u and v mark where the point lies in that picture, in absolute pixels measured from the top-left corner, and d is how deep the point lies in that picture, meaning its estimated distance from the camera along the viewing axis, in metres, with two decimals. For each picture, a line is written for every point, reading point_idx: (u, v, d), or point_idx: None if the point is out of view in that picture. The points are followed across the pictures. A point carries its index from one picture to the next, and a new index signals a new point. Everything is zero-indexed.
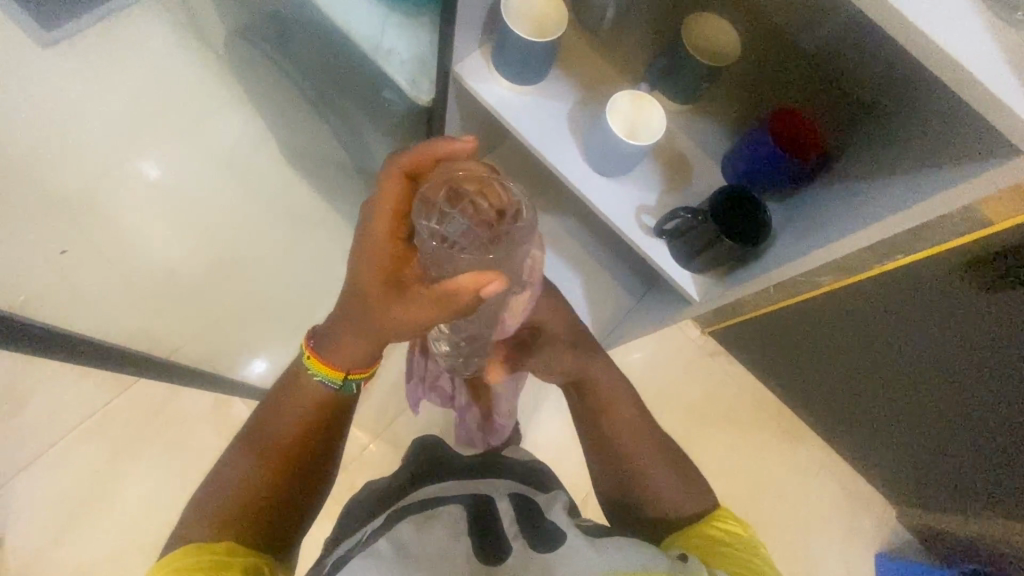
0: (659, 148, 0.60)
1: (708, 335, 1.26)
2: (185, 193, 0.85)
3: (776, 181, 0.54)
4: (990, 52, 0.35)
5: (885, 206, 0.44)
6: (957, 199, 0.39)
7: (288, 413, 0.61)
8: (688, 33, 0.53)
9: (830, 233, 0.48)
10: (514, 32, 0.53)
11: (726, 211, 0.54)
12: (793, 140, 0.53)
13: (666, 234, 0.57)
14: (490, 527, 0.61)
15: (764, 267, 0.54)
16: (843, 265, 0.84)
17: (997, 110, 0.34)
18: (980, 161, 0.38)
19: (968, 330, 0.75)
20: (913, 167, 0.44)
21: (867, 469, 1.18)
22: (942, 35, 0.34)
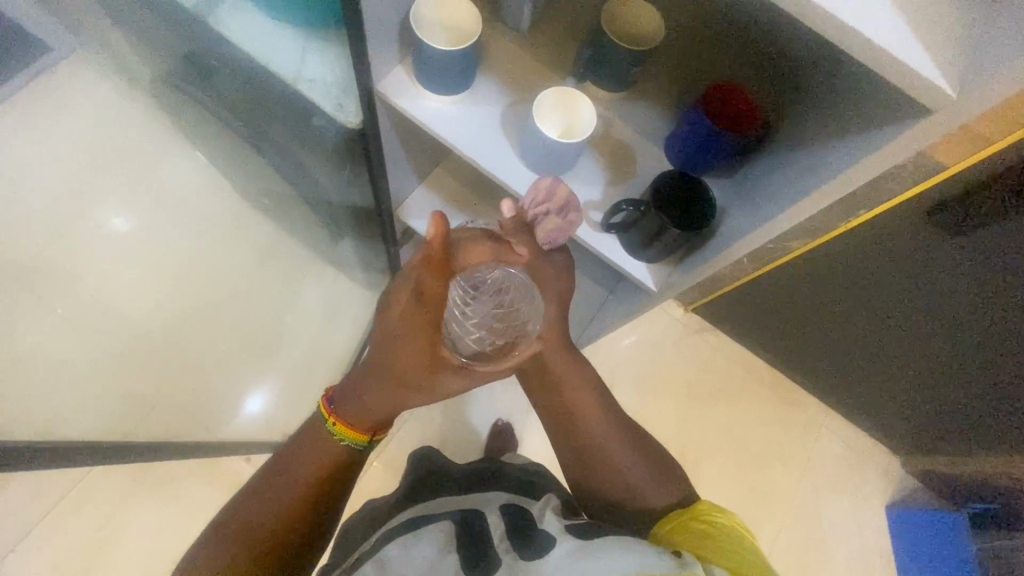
0: (599, 140, 0.58)
1: (693, 312, 1.25)
2: (153, 240, 0.88)
3: (716, 161, 0.53)
4: (888, 16, 0.34)
5: (823, 174, 0.43)
6: (883, 161, 0.39)
7: (293, 472, 0.56)
8: (608, 22, 0.50)
9: (770, 208, 0.48)
10: (428, 45, 0.51)
11: (672, 196, 0.53)
12: (732, 116, 0.51)
13: (615, 228, 0.55)
14: (479, 540, 0.61)
15: (717, 248, 0.53)
16: (810, 228, 0.83)
17: (909, 76, 0.34)
18: (903, 121, 0.37)
19: (942, 272, 0.75)
20: (843, 131, 0.43)
21: (866, 422, 1.18)
22: (837, 10, 0.34)
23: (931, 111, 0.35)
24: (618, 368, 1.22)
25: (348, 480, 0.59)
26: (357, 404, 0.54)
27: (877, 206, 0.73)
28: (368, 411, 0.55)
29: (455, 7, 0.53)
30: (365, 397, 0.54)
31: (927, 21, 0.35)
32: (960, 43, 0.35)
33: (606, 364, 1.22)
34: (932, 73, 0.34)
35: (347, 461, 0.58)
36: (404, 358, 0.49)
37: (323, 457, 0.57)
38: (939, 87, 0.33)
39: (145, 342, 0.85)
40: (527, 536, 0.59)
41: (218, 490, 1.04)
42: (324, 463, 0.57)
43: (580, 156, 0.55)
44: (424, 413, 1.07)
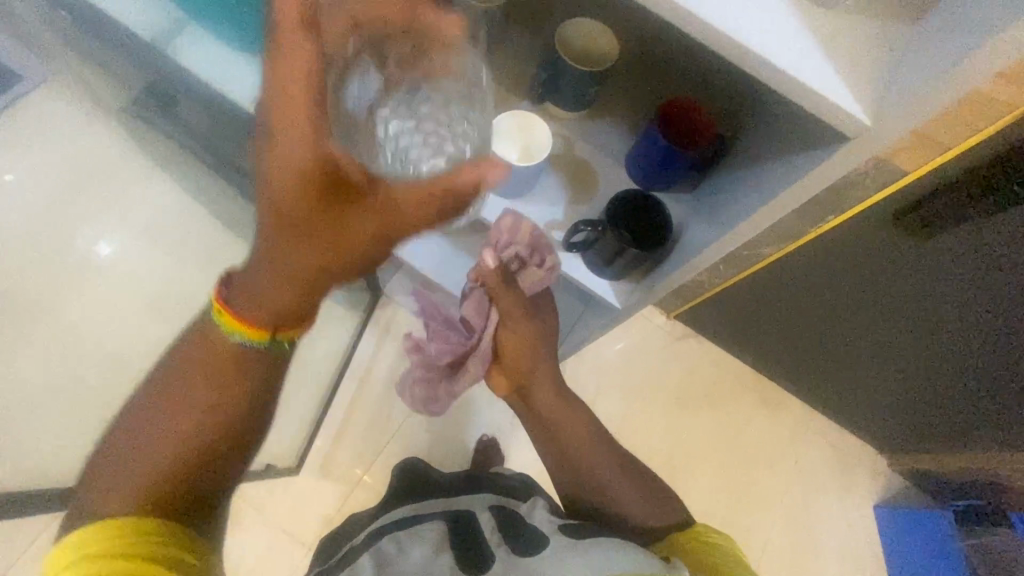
0: (559, 158, 0.57)
1: (674, 319, 1.25)
2: (129, 262, 0.87)
3: (673, 177, 0.52)
4: (807, 48, 0.36)
5: (767, 194, 0.44)
6: (815, 182, 0.41)
7: (187, 385, 0.49)
8: (564, 45, 0.51)
9: (722, 226, 0.49)
10: None
11: (629, 216, 0.53)
12: (684, 136, 0.52)
13: (576, 247, 0.55)
14: (471, 537, 0.64)
15: (675, 264, 0.54)
16: (781, 234, 0.83)
17: (828, 107, 0.36)
18: (829, 146, 0.39)
19: (911, 273, 0.76)
20: (782, 154, 0.44)
21: (850, 423, 1.18)
22: (759, 45, 0.36)
23: (851, 138, 0.37)
24: (602, 378, 1.22)
25: (266, 381, 0.52)
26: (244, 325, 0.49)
27: (845, 212, 0.73)
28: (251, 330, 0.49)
29: None
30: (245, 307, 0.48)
31: (846, 54, 0.37)
32: (877, 71, 0.37)
33: (590, 375, 1.22)
34: (849, 104, 0.36)
35: (259, 361, 0.50)
36: (281, 203, 0.43)
37: (223, 360, 0.49)
38: (854, 118, 0.36)
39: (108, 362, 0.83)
40: (518, 534, 0.63)
41: None
42: (217, 366, 0.49)
43: (540, 177, 0.55)
44: (407, 432, 1.06)
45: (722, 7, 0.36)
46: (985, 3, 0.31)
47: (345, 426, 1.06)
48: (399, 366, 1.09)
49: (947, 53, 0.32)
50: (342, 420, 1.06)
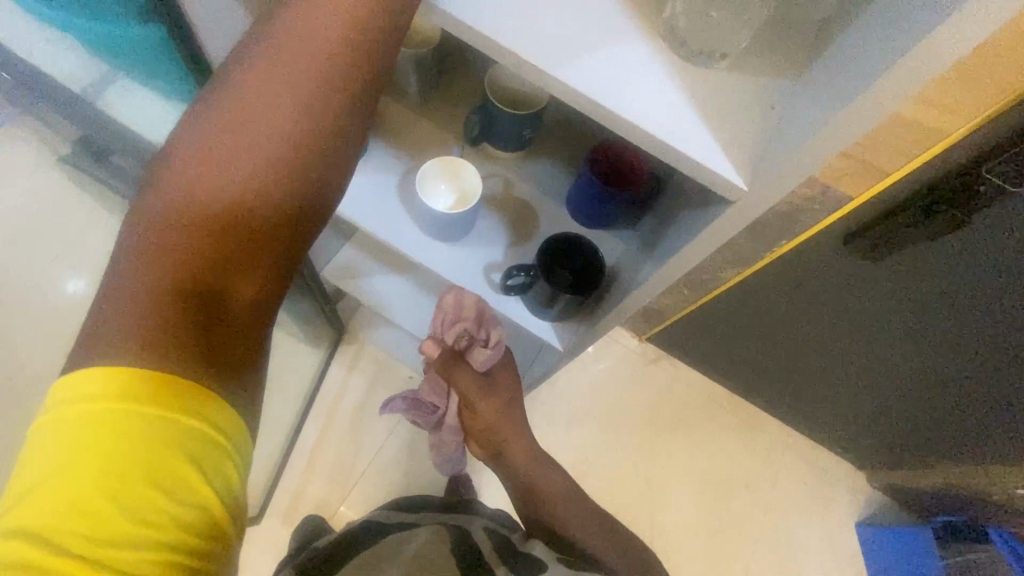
0: (499, 200, 0.56)
1: (646, 342, 1.24)
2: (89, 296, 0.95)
3: (610, 216, 0.53)
4: (688, 113, 0.37)
5: (683, 241, 0.44)
6: (719, 233, 0.40)
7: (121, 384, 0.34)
8: (491, 90, 0.50)
9: (647, 271, 0.48)
10: None
11: (562, 260, 0.52)
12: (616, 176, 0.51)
13: (511, 290, 0.55)
14: (475, 556, 0.77)
15: (608, 309, 0.53)
16: (738, 258, 0.83)
17: (714, 168, 0.36)
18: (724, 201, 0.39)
19: (868, 293, 0.76)
20: (696, 204, 0.44)
21: (827, 440, 1.18)
22: (636, 114, 0.36)
23: (735, 199, 0.37)
24: (576, 405, 1.20)
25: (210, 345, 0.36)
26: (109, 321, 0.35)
27: (797, 237, 0.73)
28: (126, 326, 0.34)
29: None
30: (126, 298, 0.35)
31: (736, 112, 0.37)
32: (762, 131, 0.37)
33: (564, 403, 1.20)
34: (728, 169, 0.36)
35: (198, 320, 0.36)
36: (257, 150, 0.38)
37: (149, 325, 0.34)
38: (730, 181, 0.36)
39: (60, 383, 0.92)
40: (515, 559, 0.77)
41: None
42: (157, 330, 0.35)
43: (473, 220, 0.54)
44: (376, 472, 1.04)
45: (600, 77, 0.37)
46: (856, 59, 0.31)
47: (312, 467, 1.03)
48: (366, 404, 1.07)
49: (816, 116, 0.32)
50: (309, 461, 1.04)
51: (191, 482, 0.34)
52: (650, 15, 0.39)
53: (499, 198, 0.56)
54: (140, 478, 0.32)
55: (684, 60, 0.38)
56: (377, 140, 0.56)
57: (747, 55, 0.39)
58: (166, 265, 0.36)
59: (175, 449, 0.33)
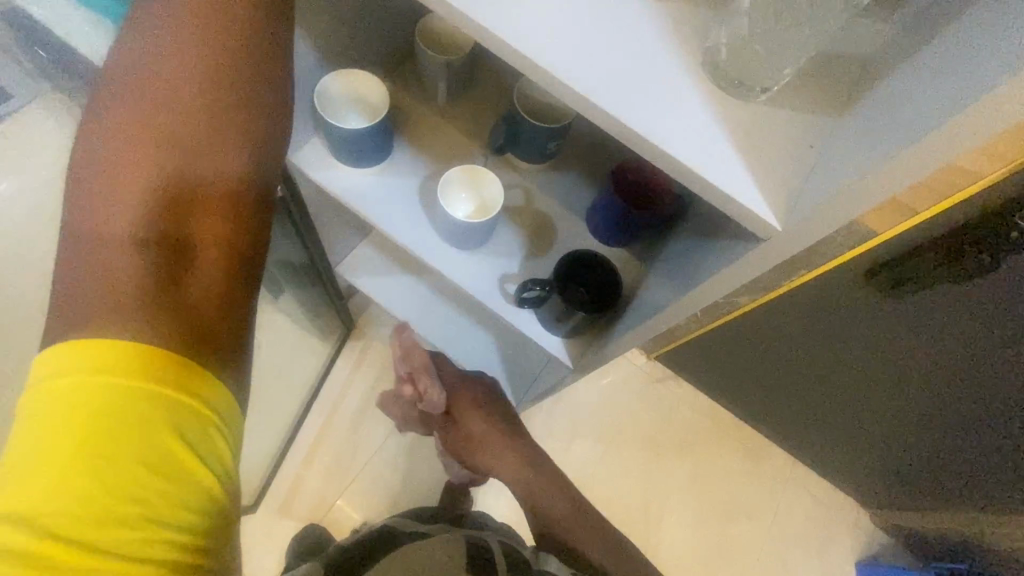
0: (518, 212, 0.56)
1: (653, 360, 1.23)
2: None
3: (630, 239, 0.52)
4: (725, 145, 0.36)
5: (706, 273, 0.43)
6: (744, 269, 0.40)
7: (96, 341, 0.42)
8: (520, 103, 0.50)
9: (666, 299, 0.47)
10: (332, 125, 0.49)
11: (580, 279, 0.52)
12: (639, 199, 0.50)
13: (526, 303, 0.53)
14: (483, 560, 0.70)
15: (622, 331, 0.52)
16: (753, 286, 0.82)
17: (748, 203, 0.35)
18: (753, 239, 0.39)
19: (884, 331, 0.75)
20: (721, 235, 0.44)
21: (830, 474, 1.16)
22: (672, 141, 0.36)
23: (767, 236, 0.37)
24: (578, 420, 1.19)
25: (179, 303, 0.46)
26: (94, 304, 0.42)
27: (815, 268, 0.72)
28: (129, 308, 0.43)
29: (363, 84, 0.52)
30: (106, 294, 0.43)
31: (772, 145, 0.37)
32: (795, 168, 0.36)
33: (566, 416, 1.19)
34: (760, 205, 0.36)
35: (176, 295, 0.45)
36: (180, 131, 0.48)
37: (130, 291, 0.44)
38: (765, 220, 0.35)
39: None
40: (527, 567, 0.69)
41: None
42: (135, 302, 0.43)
43: (492, 230, 0.54)
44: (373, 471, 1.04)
45: (635, 101, 0.36)
46: (900, 104, 0.30)
47: (310, 460, 1.03)
48: (368, 401, 1.07)
49: (852, 163, 0.32)
50: (308, 454, 1.04)
51: (184, 452, 0.41)
52: (688, 40, 0.38)
53: (518, 209, 0.56)
54: (137, 450, 0.39)
55: (722, 88, 0.38)
56: (401, 143, 0.55)
57: (790, 88, 0.38)
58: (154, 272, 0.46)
59: (166, 425, 0.40)
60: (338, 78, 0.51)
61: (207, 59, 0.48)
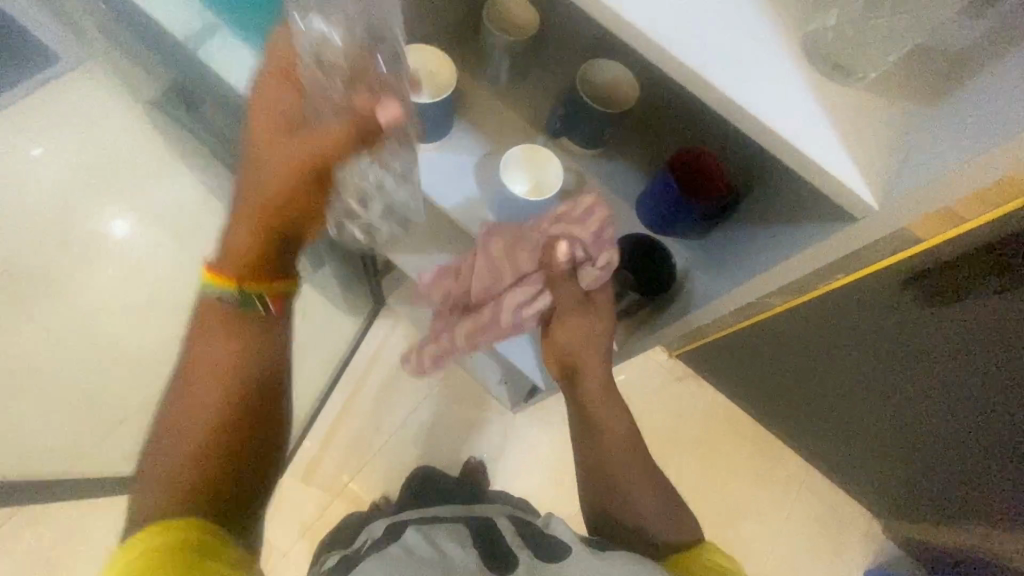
0: (571, 196, 0.57)
1: (676, 358, 1.24)
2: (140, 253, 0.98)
3: (687, 229, 0.52)
4: (820, 122, 0.37)
5: (779, 257, 0.45)
6: (829, 252, 0.41)
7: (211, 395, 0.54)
8: (583, 84, 0.51)
9: (741, 278, 0.50)
10: (401, 97, 0.50)
11: (637, 263, 0.55)
12: (695, 187, 0.51)
13: (582, 288, 0.56)
14: (496, 544, 0.69)
15: (682, 311, 0.55)
16: (788, 287, 0.82)
17: (840, 186, 0.36)
18: (833, 224, 0.40)
19: (917, 342, 0.75)
20: (793, 219, 0.45)
21: (846, 482, 1.16)
22: (770, 113, 0.36)
23: (864, 218, 0.37)
24: None
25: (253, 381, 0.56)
26: (195, 396, 0.54)
27: (855, 273, 0.72)
28: (206, 403, 0.53)
29: (431, 60, 0.54)
30: (206, 387, 0.54)
31: (859, 131, 0.37)
32: (885, 150, 0.37)
33: None
34: (860, 183, 0.36)
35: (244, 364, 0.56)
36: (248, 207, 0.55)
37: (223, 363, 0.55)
38: (861, 199, 0.36)
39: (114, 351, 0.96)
40: (537, 537, 0.68)
41: None
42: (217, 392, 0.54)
43: (549, 210, 0.55)
44: (395, 447, 1.06)
45: (733, 73, 0.36)
46: (1003, 88, 0.31)
47: (333, 434, 1.05)
48: (394, 379, 1.08)
49: (951, 148, 0.32)
50: (332, 427, 1.06)
51: (213, 543, 0.47)
52: (774, 26, 0.39)
53: (573, 188, 0.56)
54: (169, 551, 0.45)
55: (811, 73, 0.38)
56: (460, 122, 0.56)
57: (872, 85, 0.39)
58: (195, 404, 0.53)
59: (186, 551, 0.45)
60: (406, 54, 0.53)
61: (272, 104, 0.51)
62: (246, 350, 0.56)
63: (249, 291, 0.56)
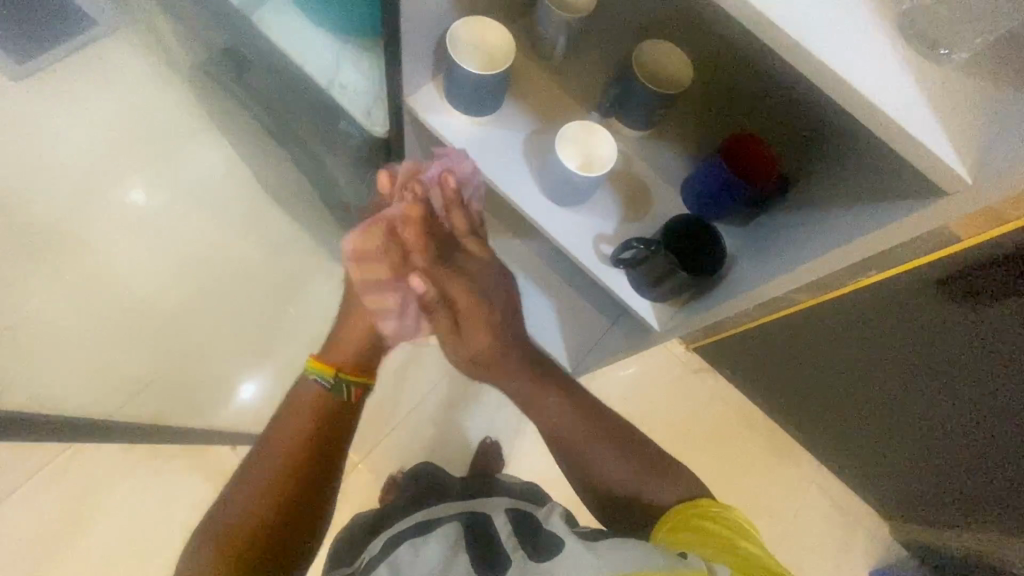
0: (617, 176, 0.58)
1: (693, 351, 1.24)
2: (160, 220, 0.90)
3: (733, 210, 0.53)
4: (911, 93, 0.35)
5: (833, 236, 0.43)
6: (895, 232, 0.39)
7: (293, 430, 0.67)
8: (640, 64, 0.52)
9: (784, 263, 0.47)
10: (463, 67, 0.51)
11: (677, 243, 0.54)
12: (749, 168, 0.51)
13: (623, 264, 0.56)
14: (490, 547, 0.63)
15: (722, 295, 0.53)
16: (816, 283, 0.82)
17: (930, 160, 0.34)
18: (914, 200, 0.37)
19: (942, 346, 0.74)
20: (860, 197, 0.43)
21: (856, 483, 1.17)
22: (863, 80, 0.34)
23: (946, 194, 0.35)
24: (613, 400, 1.21)
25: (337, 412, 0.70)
26: (290, 422, 0.68)
27: (888, 271, 0.72)
28: (294, 431, 0.67)
29: (492, 31, 0.54)
30: (299, 415, 0.69)
31: (947, 106, 0.35)
32: (976, 128, 0.35)
33: (602, 395, 1.21)
34: (950, 156, 0.34)
35: (328, 397, 0.70)
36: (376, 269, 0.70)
37: (309, 394, 0.70)
38: (953, 172, 0.33)
39: (129, 314, 0.88)
40: (533, 538, 0.62)
41: (201, 478, 1.05)
42: (310, 415, 0.69)
43: (597, 188, 0.56)
44: (412, 424, 1.08)
45: (827, 36, 0.34)
46: None
47: None
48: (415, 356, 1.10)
49: None
50: None
51: (276, 548, 0.61)
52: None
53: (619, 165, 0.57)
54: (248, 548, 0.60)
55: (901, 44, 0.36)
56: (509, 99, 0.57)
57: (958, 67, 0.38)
58: (273, 469, 0.65)
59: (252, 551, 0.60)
60: (469, 24, 0.53)
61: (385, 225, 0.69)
62: (325, 424, 0.69)
63: (341, 379, 0.70)
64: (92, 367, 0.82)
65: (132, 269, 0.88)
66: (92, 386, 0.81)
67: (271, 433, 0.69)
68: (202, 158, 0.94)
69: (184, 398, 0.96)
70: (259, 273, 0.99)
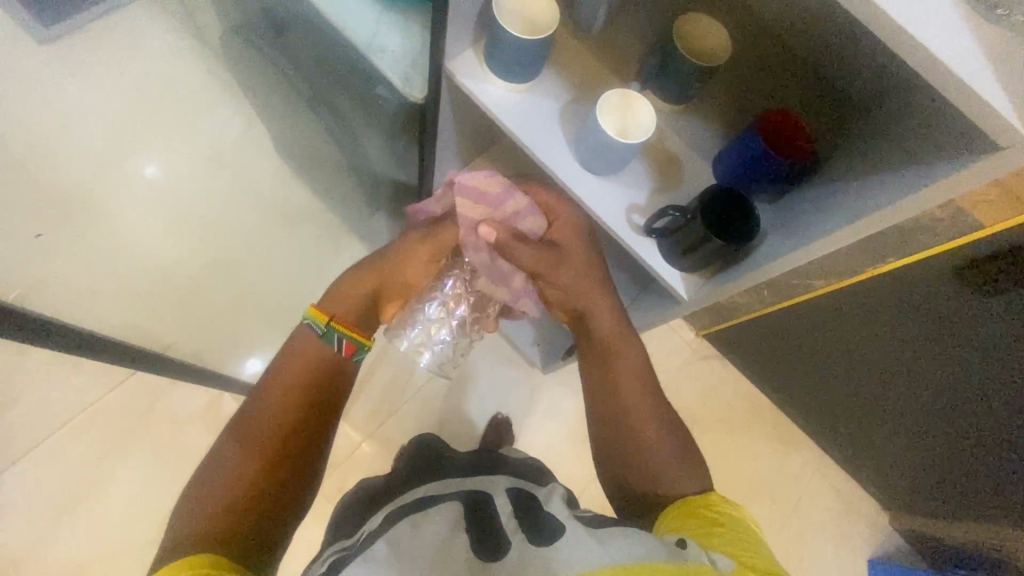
0: (650, 147, 0.62)
1: (703, 338, 1.26)
2: (180, 196, 0.88)
3: (768, 184, 0.55)
4: (967, 44, 0.36)
5: (871, 203, 0.45)
6: (941, 193, 0.40)
7: (280, 387, 0.64)
8: (682, 34, 0.54)
9: (817, 231, 0.49)
10: (508, 30, 0.54)
11: (715, 212, 0.55)
12: (785, 142, 0.54)
13: (657, 232, 0.58)
14: (488, 524, 0.60)
15: (753, 265, 0.55)
16: (831, 268, 0.84)
17: (985, 110, 0.34)
18: (968, 156, 0.38)
19: (954, 334, 0.75)
20: (902, 163, 0.44)
21: (860, 473, 1.18)
22: (920, 28, 0.35)
23: (997, 150, 0.36)
24: None
25: (330, 368, 0.67)
26: (279, 375, 0.65)
27: (902, 258, 0.73)
28: (281, 387, 0.64)
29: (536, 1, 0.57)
30: (293, 367, 0.65)
31: (1003, 60, 0.36)
32: None
33: None
34: (1008, 109, 0.34)
35: (319, 351, 0.67)
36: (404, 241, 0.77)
37: (300, 348, 0.67)
38: (1009, 121, 0.34)
39: (152, 283, 0.86)
40: (533, 519, 0.60)
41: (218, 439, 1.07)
42: (298, 372, 0.65)
43: (632, 158, 0.59)
44: (425, 395, 1.10)
45: None
46: None
47: (369, 377, 1.09)
48: None
49: None
50: (369, 369, 1.09)
51: (257, 516, 0.57)
52: None
53: (654, 133, 0.60)
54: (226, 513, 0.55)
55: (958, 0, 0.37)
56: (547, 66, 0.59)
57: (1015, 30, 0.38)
58: (261, 424, 0.62)
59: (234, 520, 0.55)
60: None
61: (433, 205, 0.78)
62: (318, 378, 0.66)
63: (333, 327, 0.68)
64: (121, 312, 0.78)
65: (148, 242, 0.85)
66: (122, 326, 0.77)
67: (258, 386, 0.66)
68: (214, 125, 0.89)
69: (201, 341, 0.94)
70: (273, 256, 1.01)
